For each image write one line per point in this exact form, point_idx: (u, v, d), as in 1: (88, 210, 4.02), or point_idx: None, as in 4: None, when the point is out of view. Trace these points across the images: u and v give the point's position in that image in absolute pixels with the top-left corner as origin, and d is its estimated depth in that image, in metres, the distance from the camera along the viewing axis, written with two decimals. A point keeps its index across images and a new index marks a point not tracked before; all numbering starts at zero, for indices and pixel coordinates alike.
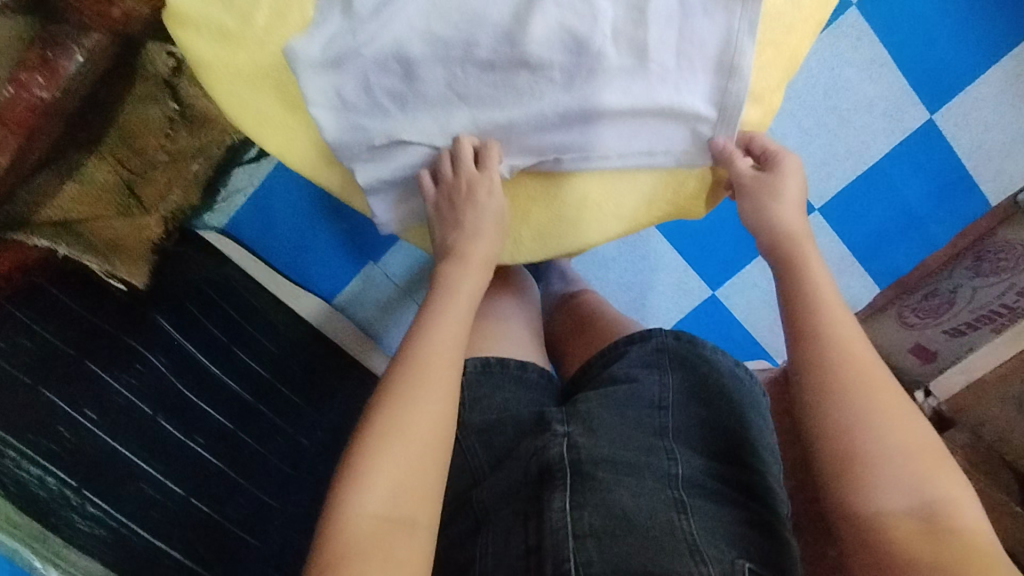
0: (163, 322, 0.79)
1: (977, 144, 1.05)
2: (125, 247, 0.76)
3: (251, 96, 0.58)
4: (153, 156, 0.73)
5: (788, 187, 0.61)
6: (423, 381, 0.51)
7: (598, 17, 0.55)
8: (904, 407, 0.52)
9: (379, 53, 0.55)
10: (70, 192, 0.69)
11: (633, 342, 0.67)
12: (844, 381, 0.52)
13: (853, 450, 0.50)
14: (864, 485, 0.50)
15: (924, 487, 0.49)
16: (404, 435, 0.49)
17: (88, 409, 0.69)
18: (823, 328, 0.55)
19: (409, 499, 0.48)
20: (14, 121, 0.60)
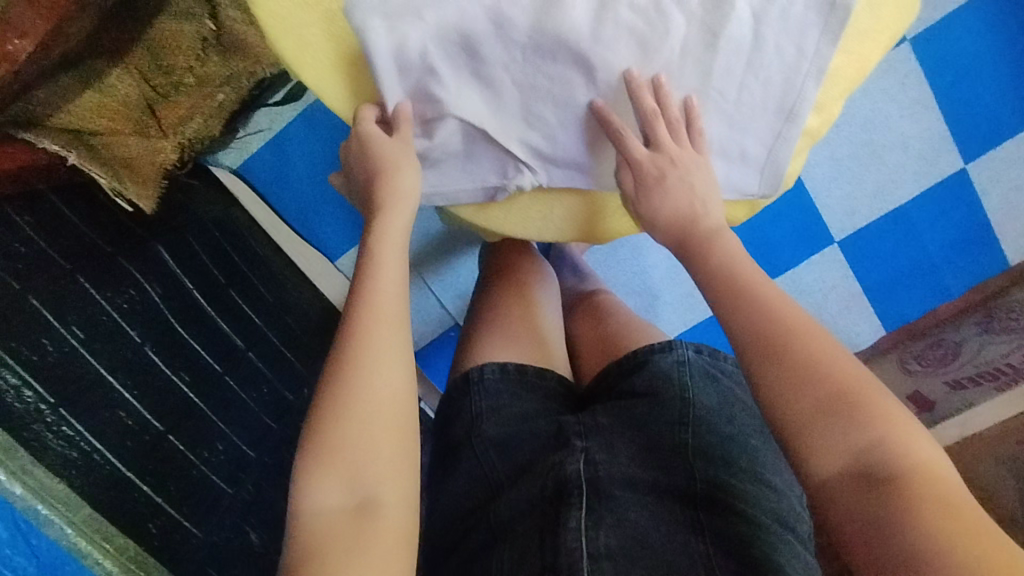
0: (162, 252, 0.78)
1: (1006, 201, 1.04)
2: (138, 168, 0.74)
3: (297, 25, 0.50)
4: (179, 77, 0.71)
5: (660, 203, 0.53)
6: (357, 352, 0.46)
7: (673, 31, 0.50)
8: (828, 344, 0.45)
9: (445, 22, 0.48)
10: (89, 101, 0.67)
11: (653, 352, 0.62)
12: (756, 344, 0.47)
13: (785, 413, 0.44)
14: (802, 440, 0.44)
15: (861, 431, 0.42)
16: (342, 414, 0.45)
17: (75, 326, 0.65)
18: (754, 293, 0.49)
19: (368, 481, 0.44)
20: (45, 10, 0.59)
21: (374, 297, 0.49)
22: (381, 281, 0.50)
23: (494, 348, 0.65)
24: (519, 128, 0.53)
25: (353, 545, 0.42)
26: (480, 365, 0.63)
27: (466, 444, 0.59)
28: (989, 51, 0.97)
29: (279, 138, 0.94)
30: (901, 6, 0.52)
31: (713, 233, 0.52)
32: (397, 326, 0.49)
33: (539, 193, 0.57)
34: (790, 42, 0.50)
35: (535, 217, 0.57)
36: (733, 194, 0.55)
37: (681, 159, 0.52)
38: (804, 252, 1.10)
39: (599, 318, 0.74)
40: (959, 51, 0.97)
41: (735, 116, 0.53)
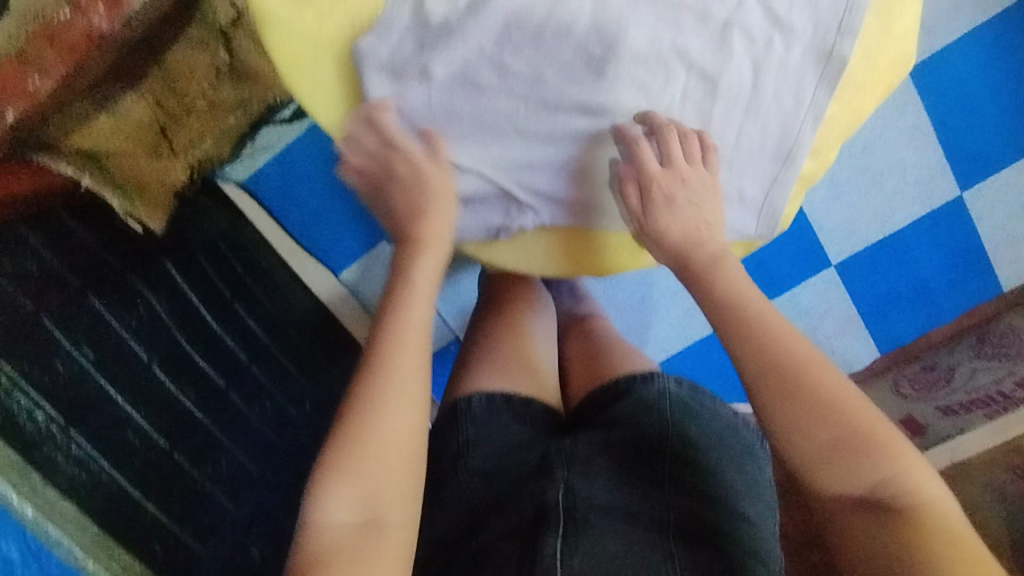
0: (172, 270, 0.80)
1: (1000, 228, 1.05)
2: (148, 189, 0.76)
3: (312, 68, 0.51)
4: (191, 102, 0.73)
5: (665, 219, 0.53)
6: (387, 381, 0.48)
7: (671, 79, 0.52)
8: (843, 384, 0.47)
9: (449, 72, 0.50)
10: (103, 125, 0.68)
11: (635, 382, 0.64)
12: (772, 386, 0.47)
13: (805, 449, 0.46)
14: (818, 475, 0.46)
15: (872, 468, 0.45)
16: (368, 440, 0.46)
17: (85, 345, 0.66)
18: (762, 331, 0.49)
19: (378, 505, 0.46)
20: (64, 47, 0.53)
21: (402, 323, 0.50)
22: (415, 310, 0.51)
23: (485, 375, 0.66)
24: (523, 173, 0.54)
25: (357, 564, 0.43)
26: (469, 395, 0.64)
27: (452, 472, 0.60)
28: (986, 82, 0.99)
29: (285, 154, 0.97)
30: (901, 55, 0.53)
31: (718, 258, 0.53)
32: (421, 356, 0.50)
33: (545, 231, 0.58)
34: (789, 90, 0.52)
35: (537, 252, 0.58)
36: (733, 235, 0.56)
37: (688, 177, 0.53)
38: (800, 274, 1.11)
39: (593, 344, 0.74)
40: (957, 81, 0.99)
41: (736, 161, 0.54)
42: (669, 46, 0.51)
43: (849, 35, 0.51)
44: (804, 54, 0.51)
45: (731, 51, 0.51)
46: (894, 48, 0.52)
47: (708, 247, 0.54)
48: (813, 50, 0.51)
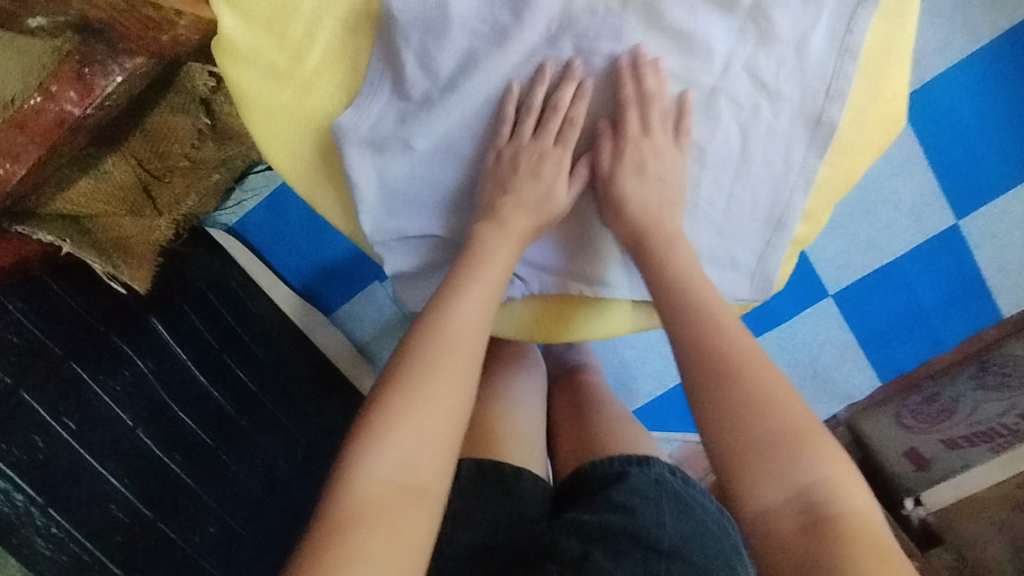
0: (155, 323, 0.78)
1: (997, 256, 1.00)
2: (132, 247, 0.73)
3: (291, 145, 0.50)
4: (174, 162, 0.71)
5: (632, 189, 0.51)
6: (449, 347, 0.45)
7: (660, 150, 0.51)
8: (778, 382, 0.44)
9: (431, 146, 0.50)
10: (84, 188, 0.65)
11: (632, 464, 0.61)
12: (706, 376, 0.45)
13: (733, 444, 0.43)
14: (742, 476, 0.42)
15: (799, 471, 0.41)
16: (426, 397, 0.43)
17: (66, 417, 0.65)
18: (709, 335, 0.47)
19: (423, 472, 0.42)
20: (38, 134, 0.46)
21: (460, 294, 0.48)
22: (482, 283, 0.49)
23: (473, 442, 0.65)
24: None
25: (392, 525, 0.40)
26: (459, 460, 0.64)
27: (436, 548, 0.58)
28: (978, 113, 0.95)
29: (275, 195, 0.96)
30: (886, 120, 0.52)
31: (671, 241, 0.51)
32: (480, 334, 0.47)
33: (533, 299, 0.57)
34: (778, 155, 0.52)
35: (523, 322, 0.57)
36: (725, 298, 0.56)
37: (661, 150, 0.51)
38: (797, 305, 1.07)
39: (582, 402, 0.73)
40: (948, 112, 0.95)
41: (725, 228, 0.54)
42: (658, 117, 0.50)
43: (837, 101, 0.50)
44: (794, 119, 0.51)
45: (717, 119, 0.51)
46: (881, 111, 0.52)
47: (665, 229, 0.52)
48: (803, 114, 0.50)
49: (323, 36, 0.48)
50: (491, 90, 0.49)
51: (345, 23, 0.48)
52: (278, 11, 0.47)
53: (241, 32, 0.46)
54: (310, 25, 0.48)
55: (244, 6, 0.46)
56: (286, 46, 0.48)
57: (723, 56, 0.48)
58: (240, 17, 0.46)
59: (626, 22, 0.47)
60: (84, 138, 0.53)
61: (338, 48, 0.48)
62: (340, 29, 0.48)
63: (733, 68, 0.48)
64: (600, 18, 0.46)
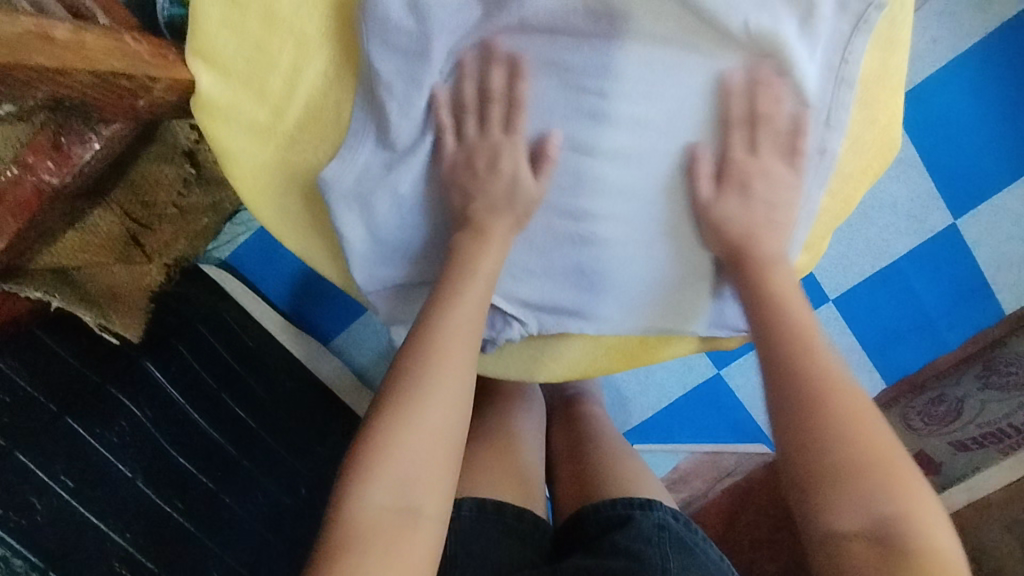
0: (151, 368, 0.77)
1: (999, 254, 0.93)
2: (122, 296, 0.73)
3: (278, 198, 0.51)
4: (161, 209, 0.71)
5: (732, 208, 0.50)
6: (436, 363, 0.44)
7: (648, 187, 0.50)
8: (868, 412, 0.43)
9: (418, 194, 0.50)
10: (70, 241, 0.64)
11: (635, 509, 0.62)
12: (789, 400, 0.44)
13: (815, 466, 0.42)
14: (820, 499, 0.41)
15: (880, 501, 0.40)
16: (414, 416, 0.43)
17: (64, 475, 0.65)
18: (794, 359, 0.46)
19: (417, 492, 0.41)
20: (15, 206, 0.45)
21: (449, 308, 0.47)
22: (467, 294, 0.48)
23: (474, 477, 0.65)
24: (509, 284, 0.53)
25: (388, 549, 0.40)
26: (459, 499, 0.63)
27: None
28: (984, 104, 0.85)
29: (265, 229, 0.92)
30: (882, 148, 0.54)
31: (769, 265, 0.51)
32: (471, 346, 0.46)
33: (531, 340, 0.56)
34: (778, 187, 0.51)
35: (516, 363, 0.57)
36: (720, 329, 0.57)
37: (771, 171, 0.51)
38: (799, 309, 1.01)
39: (579, 436, 0.75)
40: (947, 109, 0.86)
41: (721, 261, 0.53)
42: (647, 148, 0.49)
43: (833, 128, 0.50)
44: (784, 150, 0.51)
45: (711, 150, 0.50)
46: (877, 137, 0.53)
47: (764, 251, 0.51)
48: (792, 144, 0.50)
49: (303, 90, 0.48)
50: (486, 135, 0.48)
51: (324, 77, 0.47)
52: (258, 68, 0.47)
53: (220, 90, 0.47)
54: (290, 79, 0.47)
55: (222, 65, 0.46)
56: (267, 101, 0.48)
57: (712, 89, 0.48)
58: (218, 77, 0.47)
59: (615, 54, 0.46)
60: (66, 197, 0.52)
61: (320, 100, 0.48)
62: (317, 80, 0.48)
63: (727, 98, 0.48)
64: (584, 55, 0.46)
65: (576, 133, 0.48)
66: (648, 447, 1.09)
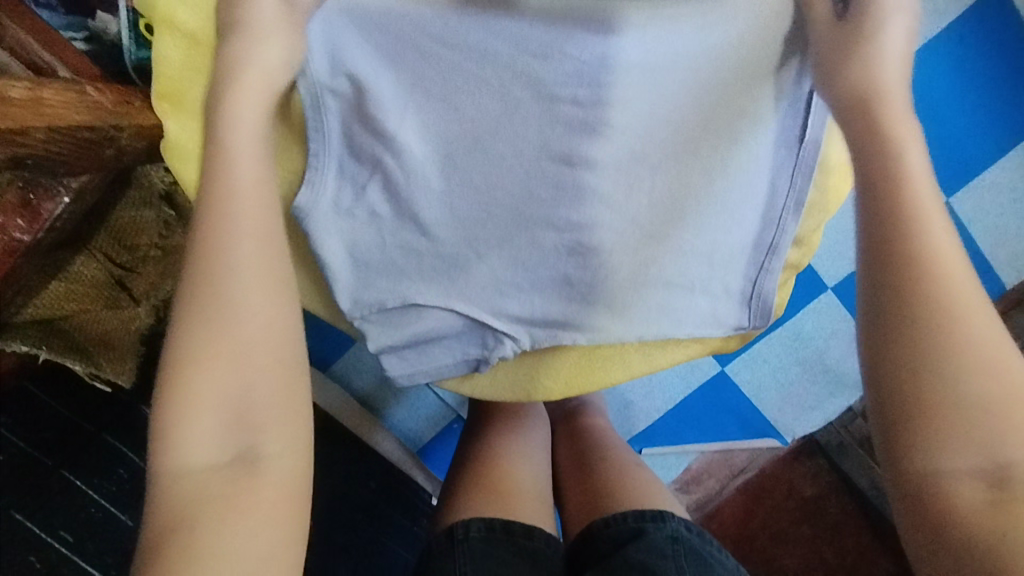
0: (146, 411, 0.72)
1: (995, 229, 0.91)
2: (112, 342, 0.70)
3: None
4: (144, 252, 0.68)
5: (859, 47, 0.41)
6: (212, 278, 0.36)
7: (632, 186, 0.50)
8: (999, 338, 0.34)
9: (398, 217, 0.50)
10: (56, 291, 0.64)
11: (646, 520, 0.61)
12: (916, 312, 0.35)
13: (926, 388, 0.34)
14: (927, 430, 0.33)
15: (1001, 440, 0.32)
16: (207, 348, 0.35)
17: (63, 531, 0.65)
18: (920, 252, 0.36)
19: (241, 436, 0.35)
20: None
21: (228, 223, 0.37)
22: (237, 178, 0.38)
23: (482, 501, 0.64)
24: (497, 301, 0.52)
25: (220, 511, 0.34)
26: (466, 520, 0.62)
27: None
28: (961, 84, 0.85)
29: None
30: None
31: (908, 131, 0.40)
32: (271, 255, 0.38)
33: (523, 357, 0.55)
34: (763, 180, 0.51)
35: (507, 383, 0.56)
36: (723, 330, 0.55)
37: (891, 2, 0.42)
38: (799, 301, 0.97)
39: (585, 452, 0.75)
40: (927, 90, 0.85)
41: (716, 262, 0.53)
42: (626, 153, 0.49)
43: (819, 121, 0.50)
44: (769, 144, 0.50)
45: (687, 135, 0.49)
46: None
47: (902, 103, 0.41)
48: (776, 139, 0.50)
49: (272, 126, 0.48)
50: (467, 160, 0.49)
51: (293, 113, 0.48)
52: None
53: (188, 132, 0.46)
54: None
55: (188, 109, 0.46)
56: None
57: (692, 85, 0.47)
58: (185, 120, 0.46)
59: (615, 50, 0.45)
60: (41, 254, 0.52)
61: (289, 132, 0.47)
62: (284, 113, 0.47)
63: (706, 96, 0.48)
64: (555, 64, 0.46)
65: (556, 141, 0.48)
66: (658, 449, 1.06)
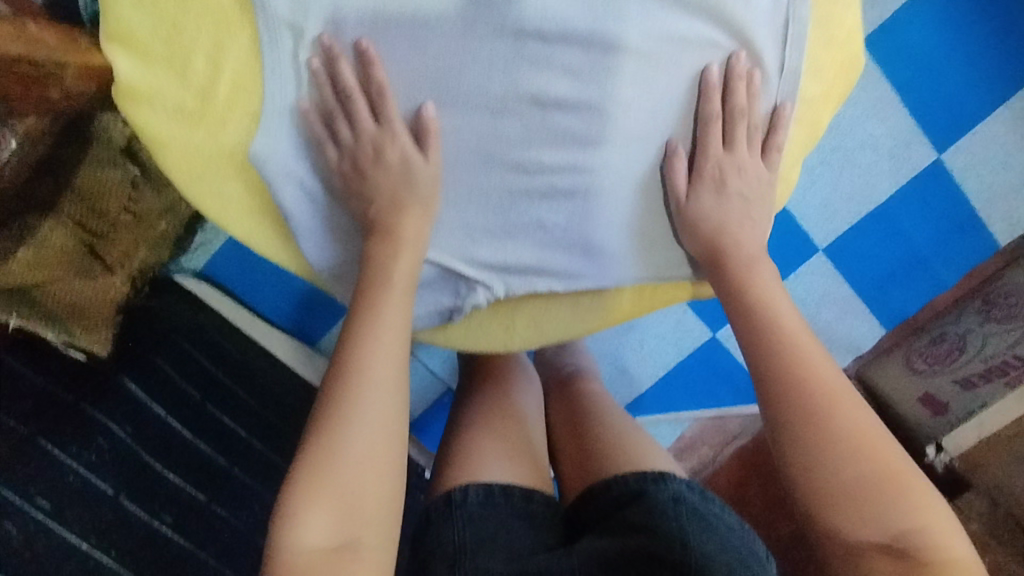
0: (130, 384, 0.74)
1: (988, 185, 0.88)
2: (87, 312, 0.71)
3: (215, 185, 0.49)
4: (115, 218, 0.69)
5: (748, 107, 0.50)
6: (359, 386, 0.43)
7: (609, 123, 0.47)
8: (877, 430, 0.43)
9: (366, 158, 0.48)
10: (23, 259, 0.62)
11: (648, 481, 0.61)
12: (793, 413, 0.44)
13: (823, 483, 0.42)
14: (832, 517, 0.41)
15: (898, 518, 0.40)
16: (344, 446, 0.42)
17: (39, 497, 0.63)
18: (782, 361, 0.46)
19: (358, 525, 0.41)
20: None
21: (372, 342, 0.46)
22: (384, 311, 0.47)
23: (474, 462, 0.63)
24: (470, 248, 0.51)
25: None
26: (464, 485, 0.61)
27: None
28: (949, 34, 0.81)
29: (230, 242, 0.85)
30: (846, 60, 0.51)
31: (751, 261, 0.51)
32: (396, 375, 0.45)
33: (499, 306, 0.54)
34: (743, 117, 0.50)
35: (488, 330, 0.54)
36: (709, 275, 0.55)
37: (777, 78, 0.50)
38: (791, 264, 0.96)
39: (579, 414, 0.73)
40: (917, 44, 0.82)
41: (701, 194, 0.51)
42: (600, 90, 0.46)
43: (793, 46, 0.49)
44: (745, 76, 0.49)
45: (660, 67, 0.47)
46: (837, 57, 0.51)
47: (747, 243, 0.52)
48: (749, 70, 0.49)
49: (227, 64, 0.46)
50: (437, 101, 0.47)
51: (247, 50, 0.46)
52: (177, 47, 0.45)
53: (141, 75, 0.46)
54: (212, 56, 0.46)
55: (139, 51, 0.46)
56: (191, 83, 0.46)
57: (664, 20, 0.45)
58: (137, 63, 0.46)
59: None
60: None
61: (247, 75, 0.46)
62: (239, 52, 0.46)
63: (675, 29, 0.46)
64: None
65: (524, 80, 0.46)
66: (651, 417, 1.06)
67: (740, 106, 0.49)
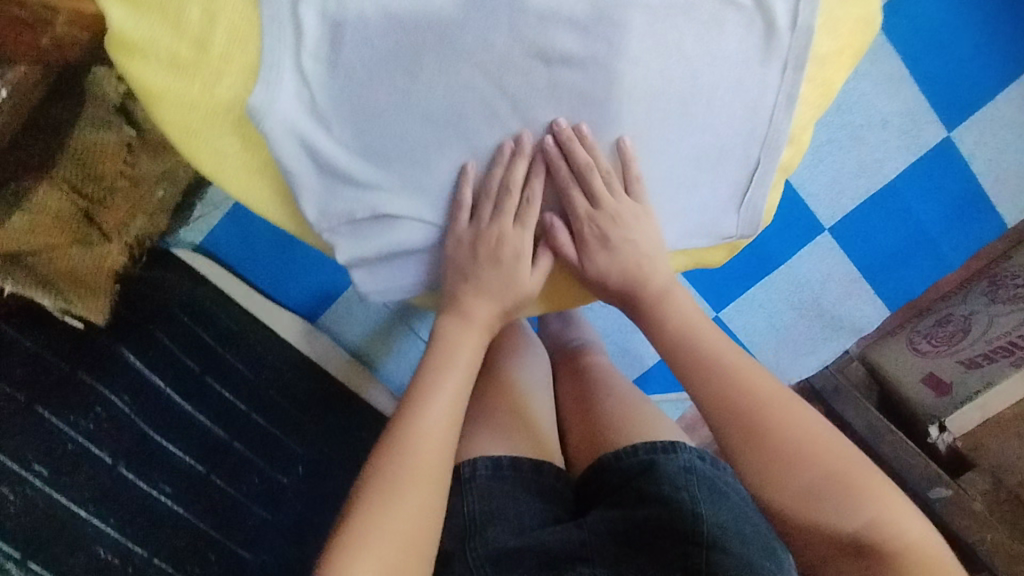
0: (129, 355, 0.73)
1: (999, 162, 0.87)
2: (85, 280, 0.71)
3: (213, 140, 0.48)
4: (111, 182, 0.71)
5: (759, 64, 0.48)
6: (413, 461, 0.48)
7: (615, 78, 0.46)
8: (812, 426, 0.48)
9: (365, 112, 0.46)
10: (19, 224, 0.63)
11: (657, 452, 0.60)
12: (734, 432, 0.49)
13: (781, 492, 0.47)
14: (793, 516, 0.47)
15: (854, 513, 0.45)
16: (389, 514, 0.46)
17: (38, 464, 0.62)
18: (716, 379, 0.51)
19: None
20: None
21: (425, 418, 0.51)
22: (441, 392, 0.53)
23: (480, 435, 0.63)
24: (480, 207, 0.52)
25: None
26: (471, 459, 0.60)
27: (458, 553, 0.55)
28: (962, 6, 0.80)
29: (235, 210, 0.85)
30: (862, 20, 0.51)
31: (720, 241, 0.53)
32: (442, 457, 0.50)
33: None
34: (753, 75, 0.49)
35: None
36: (713, 237, 0.55)
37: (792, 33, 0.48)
38: (796, 243, 0.94)
39: (585, 388, 0.72)
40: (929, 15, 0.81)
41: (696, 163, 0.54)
42: (606, 43, 0.45)
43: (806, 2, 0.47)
44: (755, 30, 0.47)
45: (668, 19, 0.45)
46: (851, 14, 0.50)
47: None
48: (760, 23, 0.47)
49: (222, 13, 0.45)
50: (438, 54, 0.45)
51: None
52: None
53: (135, 25, 0.45)
54: (207, 5, 0.45)
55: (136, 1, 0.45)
56: (185, 32, 0.45)
57: None
58: (133, 13, 0.45)
59: None
60: None
61: (243, 24, 0.45)
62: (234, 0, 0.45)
63: None
64: None
65: (529, 31, 0.45)
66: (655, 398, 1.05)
67: (750, 63, 0.48)
